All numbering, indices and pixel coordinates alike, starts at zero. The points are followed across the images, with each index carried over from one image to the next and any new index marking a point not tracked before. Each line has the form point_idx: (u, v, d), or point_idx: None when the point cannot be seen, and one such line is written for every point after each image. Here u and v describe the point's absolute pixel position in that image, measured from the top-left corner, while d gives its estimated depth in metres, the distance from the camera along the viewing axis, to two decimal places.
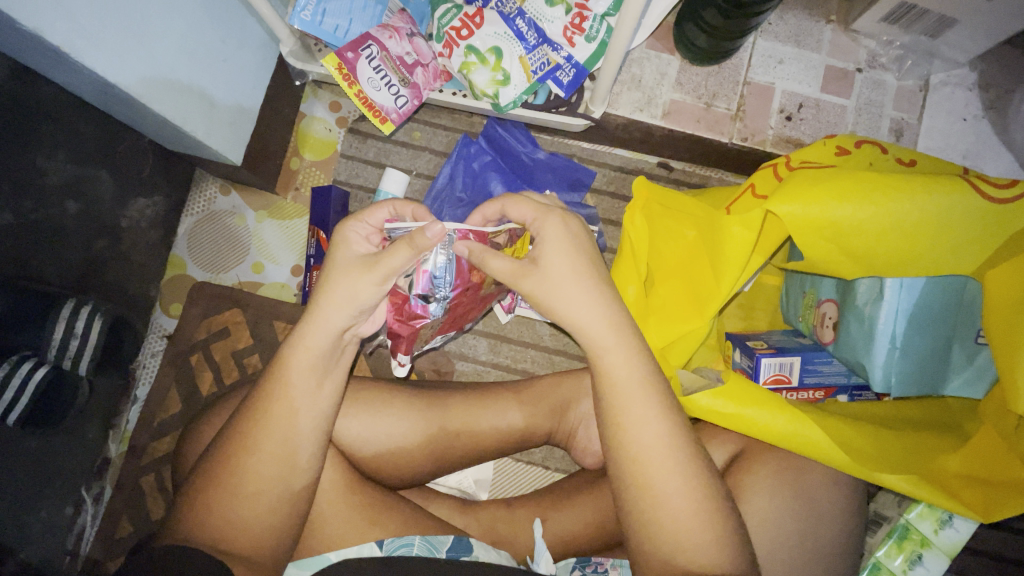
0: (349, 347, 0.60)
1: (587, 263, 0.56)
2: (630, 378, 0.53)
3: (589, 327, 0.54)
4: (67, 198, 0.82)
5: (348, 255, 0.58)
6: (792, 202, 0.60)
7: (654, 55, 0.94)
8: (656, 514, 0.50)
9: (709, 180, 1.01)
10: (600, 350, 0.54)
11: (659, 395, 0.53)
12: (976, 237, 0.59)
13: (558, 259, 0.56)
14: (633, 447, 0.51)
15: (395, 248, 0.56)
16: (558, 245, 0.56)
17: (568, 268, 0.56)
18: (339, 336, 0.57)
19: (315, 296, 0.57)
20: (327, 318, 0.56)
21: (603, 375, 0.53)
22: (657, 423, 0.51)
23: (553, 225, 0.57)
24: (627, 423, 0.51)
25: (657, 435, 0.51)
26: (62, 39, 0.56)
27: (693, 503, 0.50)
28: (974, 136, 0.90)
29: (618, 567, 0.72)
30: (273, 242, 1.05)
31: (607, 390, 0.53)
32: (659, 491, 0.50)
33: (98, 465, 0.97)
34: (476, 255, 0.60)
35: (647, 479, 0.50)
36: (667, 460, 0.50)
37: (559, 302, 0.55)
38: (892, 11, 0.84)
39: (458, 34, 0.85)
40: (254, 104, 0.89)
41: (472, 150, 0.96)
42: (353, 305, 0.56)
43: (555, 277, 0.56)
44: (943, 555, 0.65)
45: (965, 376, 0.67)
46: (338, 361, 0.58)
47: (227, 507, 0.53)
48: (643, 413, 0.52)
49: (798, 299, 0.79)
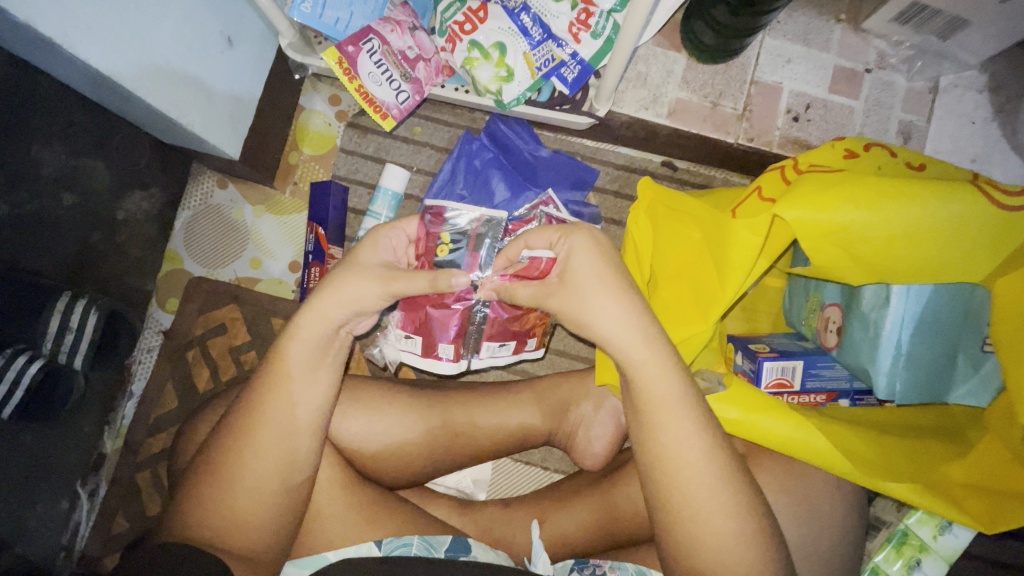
0: (343, 342, 0.59)
1: (621, 277, 0.56)
2: (671, 395, 0.53)
3: (621, 341, 0.54)
4: (62, 190, 0.80)
5: (368, 259, 0.60)
6: (802, 205, 0.59)
7: (660, 52, 0.92)
8: (698, 533, 0.50)
9: (713, 180, 0.99)
10: (639, 366, 0.53)
11: (697, 411, 0.53)
12: (986, 244, 0.59)
13: (589, 275, 0.56)
14: (677, 463, 0.51)
15: (414, 274, 0.57)
16: (591, 261, 0.56)
17: (605, 283, 0.55)
18: (337, 329, 0.57)
19: (320, 288, 0.58)
20: (313, 318, 0.56)
21: (642, 391, 0.53)
22: (698, 438, 0.52)
23: (585, 243, 0.57)
24: (670, 438, 0.52)
25: (698, 449, 0.51)
26: (56, 30, 0.54)
27: (733, 521, 0.50)
28: (983, 139, 0.89)
29: (617, 570, 0.68)
30: (271, 237, 1.03)
31: (646, 404, 0.53)
32: (701, 509, 0.50)
33: (92, 460, 0.96)
34: (504, 290, 0.63)
35: (687, 496, 0.51)
36: (709, 476, 0.51)
37: (591, 315, 0.55)
38: (903, 11, 0.82)
39: (461, 28, 0.83)
40: (252, 96, 0.88)
41: (474, 147, 0.95)
42: (351, 305, 0.57)
43: (585, 297, 0.56)
44: (941, 560, 0.65)
45: (970, 384, 0.66)
46: (333, 357, 0.58)
47: (224, 504, 0.53)
48: (683, 429, 0.52)
49: (802, 303, 0.78)
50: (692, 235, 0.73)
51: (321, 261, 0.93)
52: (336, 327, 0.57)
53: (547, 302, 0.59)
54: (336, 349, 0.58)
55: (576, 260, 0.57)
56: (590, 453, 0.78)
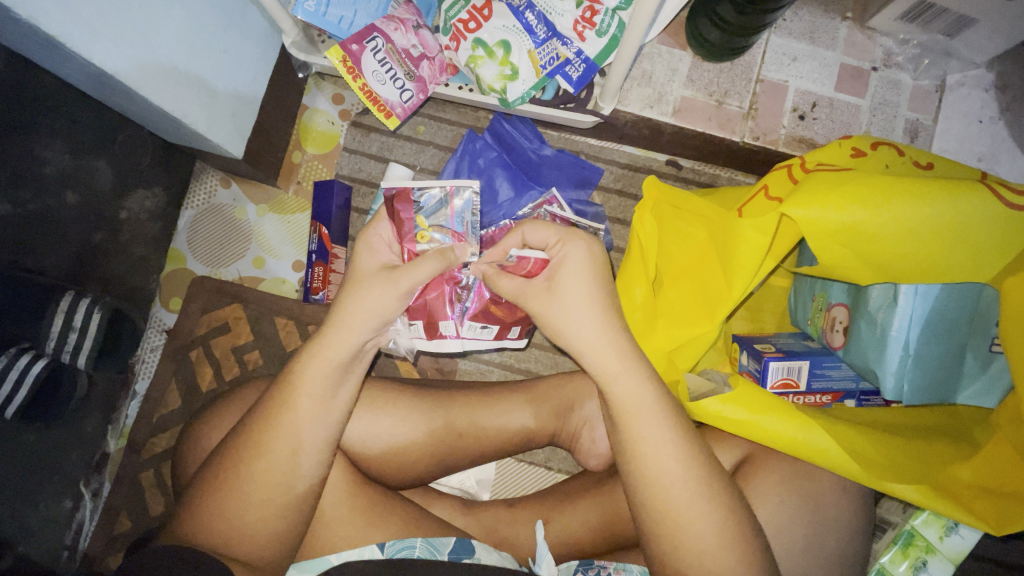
0: (367, 355, 0.59)
1: (598, 286, 0.58)
2: (644, 406, 0.53)
3: (595, 351, 0.55)
4: (65, 189, 0.80)
5: (367, 267, 0.60)
6: (808, 205, 0.59)
7: (665, 51, 0.92)
8: (677, 543, 0.50)
9: (719, 177, 0.98)
10: (611, 378, 0.54)
11: (672, 421, 0.53)
12: (995, 244, 0.58)
13: (569, 282, 0.57)
14: (652, 472, 0.51)
15: (423, 261, 0.59)
16: (570, 269, 0.58)
17: (583, 292, 0.57)
18: (360, 347, 0.57)
19: (338, 305, 0.58)
20: (337, 331, 0.56)
21: (617, 403, 0.54)
22: (674, 448, 0.51)
23: (577, 250, 0.58)
24: (645, 448, 0.52)
25: (674, 461, 0.51)
26: (59, 27, 0.54)
27: (713, 530, 0.50)
28: (990, 138, 0.88)
29: (622, 571, 0.70)
30: (274, 236, 1.03)
31: (620, 414, 0.54)
32: (679, 518, 0.50)
33: (96, 459, 0.95)
34: (491, 276, 0.63)
35: (664, 505, 0.50)
36: (687, 486, 0.50)
37: (568, 322, 0.57)
38: (910, 9, 0.82)
39: (466, 26, 0.83)
40: (255, 95, 0.87)
41: (478, 146, 0.95)
42: (374, 319, 0.57)
43: (564, 305, 0.57)
44: (948, 562, 0.64)
45: (977, 385, 0.66)
46: (356, 370, 0.58)
47: (228, 509, 0.53)
48: (659, 440, 0.52)
49: (807, 303, 0.78)
50: (699, 235, 0.73)
51: (324, 261, 0.93)
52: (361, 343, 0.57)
53: (529, 304, 0.59)
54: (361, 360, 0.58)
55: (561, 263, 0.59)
56: (594, 453, 0.77)
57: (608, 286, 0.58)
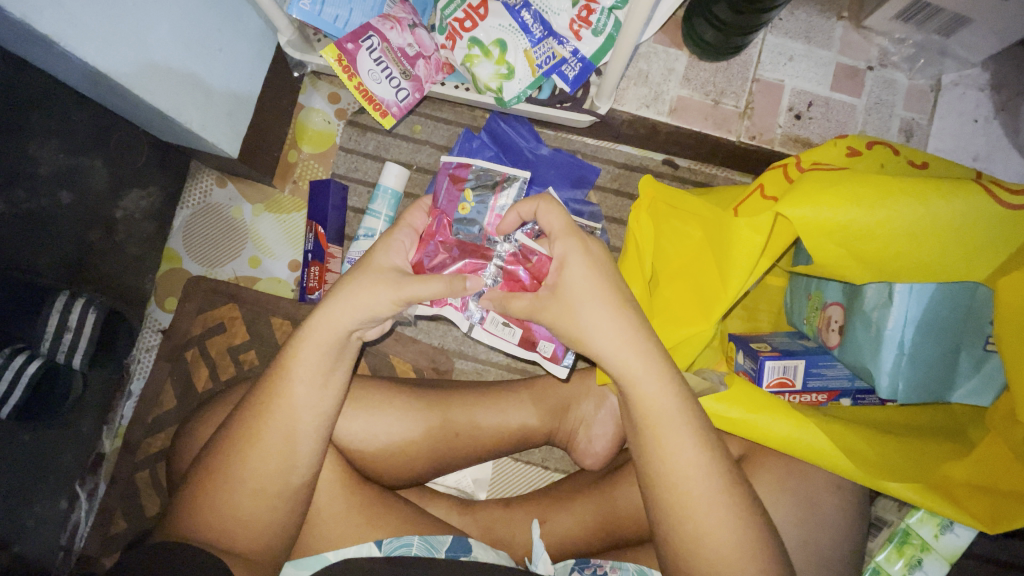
0: (353, 347, 0.58)
1: (615, 287, 0.57)
2: (666, 410, 0.53)
3: (619, 355, 0.55)
4: (59, 188, 0.80)
5: (382, 263, 0.59)
6: (804, 204, 0.59)
7: (661, 50, 0.92)
8: (698, 545, 0.50)
9: (715, 177, 0.98)
10: (631, 381, 0.54)
11: (694, 424, 0.53)
12: (987, 244, 0.58)
13: (580, 285, 0.57)
14: (674, 474, 0.51)
15: (431, 278, 0.56)
16: (584, 270, 0.57)
17: (599, 293, 0.56)
18: (348, 333, 0.56)
19: (329, 298, 0.56)
20: (321, 326, 0.55)
21: (637, 405, 0.53)
22: (694, 452, 0.51)
23: (575, 247, 0.57)
24: (664, 452, 0.52)
25: (693, 464, 0.51)
26: (52, 27, 0.54)
27: (734, 534, 0.50)
28: (984, 138, 0.89)
29: (618, 570, 0.69)
30: (270, 236, 1.03)
31: (644, 419, 0.53)
32: (699, 523, 0.50)
33: (92, 461, 0.95)
34: (498, 301, 0.63)
35: (686, 510, 0.50)
36: (708, 490, 0.50)
37: (585, 326, 0.56)
38: (906, 9, 0.82)
39: (462, 25, 0.83)
40: (251, 93, 0.87)
41: (475, 145, 0.94)
42: (366, 311, 0.55)
43: (576, 304, 0.57)
44: (942, 560, 0.65)
45: (972, 384, 0.66)
46: (345, 359, 0.57)
47: (223, 503, 0.53)
48: (680, 444, 0.52)
49: (803, 302, 0.78)
50: (694, 234, 0.73)
51: (321, 261, 0.93)
52: (347, 335, 0.56)
53: (538, 311, 0.60)
54: (348, 352, 0.57)
55: (565, 266, 0.58)
56: (591, 452, 0.78)
57: (623, 286, 0.58)
